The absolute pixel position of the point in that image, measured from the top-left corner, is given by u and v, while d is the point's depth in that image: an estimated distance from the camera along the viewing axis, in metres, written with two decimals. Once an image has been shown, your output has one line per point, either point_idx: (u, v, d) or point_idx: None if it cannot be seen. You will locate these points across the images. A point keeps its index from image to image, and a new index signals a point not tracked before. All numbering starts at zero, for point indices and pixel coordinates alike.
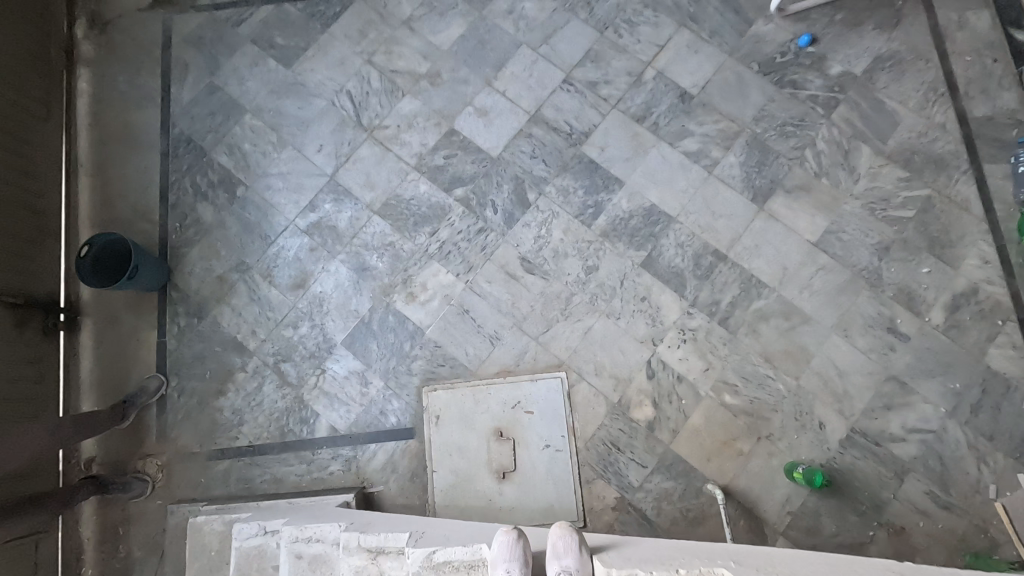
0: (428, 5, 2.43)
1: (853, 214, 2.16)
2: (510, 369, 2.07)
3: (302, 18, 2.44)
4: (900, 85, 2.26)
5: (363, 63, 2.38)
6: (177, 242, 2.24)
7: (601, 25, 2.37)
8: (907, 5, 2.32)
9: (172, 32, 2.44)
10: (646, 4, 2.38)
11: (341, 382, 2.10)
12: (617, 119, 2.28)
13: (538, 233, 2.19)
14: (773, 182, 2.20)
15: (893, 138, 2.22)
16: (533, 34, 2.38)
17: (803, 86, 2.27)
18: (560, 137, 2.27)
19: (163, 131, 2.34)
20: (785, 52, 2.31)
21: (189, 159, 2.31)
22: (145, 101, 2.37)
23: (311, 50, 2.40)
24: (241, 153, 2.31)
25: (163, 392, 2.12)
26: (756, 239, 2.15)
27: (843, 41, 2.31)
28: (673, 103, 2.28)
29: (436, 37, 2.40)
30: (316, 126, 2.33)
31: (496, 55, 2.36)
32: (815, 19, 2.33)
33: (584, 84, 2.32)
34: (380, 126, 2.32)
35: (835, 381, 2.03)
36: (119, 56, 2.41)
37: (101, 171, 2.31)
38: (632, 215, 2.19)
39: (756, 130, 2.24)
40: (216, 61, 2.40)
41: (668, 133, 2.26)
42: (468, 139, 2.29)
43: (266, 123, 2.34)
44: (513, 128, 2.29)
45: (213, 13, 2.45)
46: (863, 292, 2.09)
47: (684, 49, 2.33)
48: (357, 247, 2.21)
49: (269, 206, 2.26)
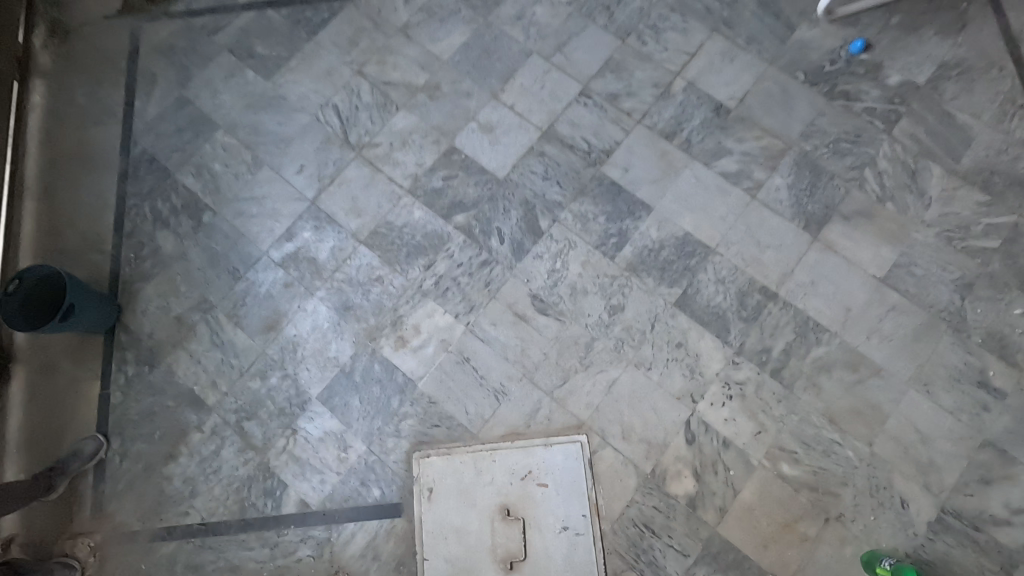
0: (427, 11, 2.17)
1: (926, 244, 1.82)
2: (518, 431, 1.72)
3: (285, 26, 2.17)
4: (971, 96, 1.95)
5: (353, 73, 2.10)
6: (130, 276, 1.92)
7: (622, 31, 2.09)
8: (971, 8, 2.03)
9: (140, 41, 2.18)
10: (672, 8, 2.11)
11: (315, 445, 1.74)
12: (642, 136, 1.97)
13: (552, 266, 1.86)
14: (828, 207, 1.87)
15: (968, 156, 1.89)
16: (545, 41, 2.10)
17: (857, 98, 1.97)
18: (577, 156, 1.97)
19: (123, 149, 2.05)
20: (834, 59, 2.01)
21: (151, 181, 2.01)
22: (105, 116, 2.09)
23: (294, 60, 2.13)
24: (210, 174, 2.01)
25: (102, 456, 1.77)
26: (811, 274, 1.81)
27: (901, 47, 2.01)
28: (707, 117, 1.98)
29: (436, 45, 2.12)
30: (297, 144, 2.03)
31: (503, 64, 2.08)
32: (866, 23, 2.05)
33: (604, 97, 2.02)
34: (370, 143, 2.02)
35: (918, 448, 1.66)
36: (79, 67, 2.15)
37: (49, 195, 2.02)
38: (663, 246, 1.86)
39: (805, 148, 1.93)
40: (188, 72, 2.13)
41: (702, 152, 1.95)
42: (470, 158, 1.98)
43: (240, 141, 2.04)
44: (522, 146, 1.99)
45: (187, 21, 2.20)
46: (945, 338, 1.74)
47: (717, 57, 2.04)
48: (340, 283, 1.88)
49: (240, 235, 1.95)
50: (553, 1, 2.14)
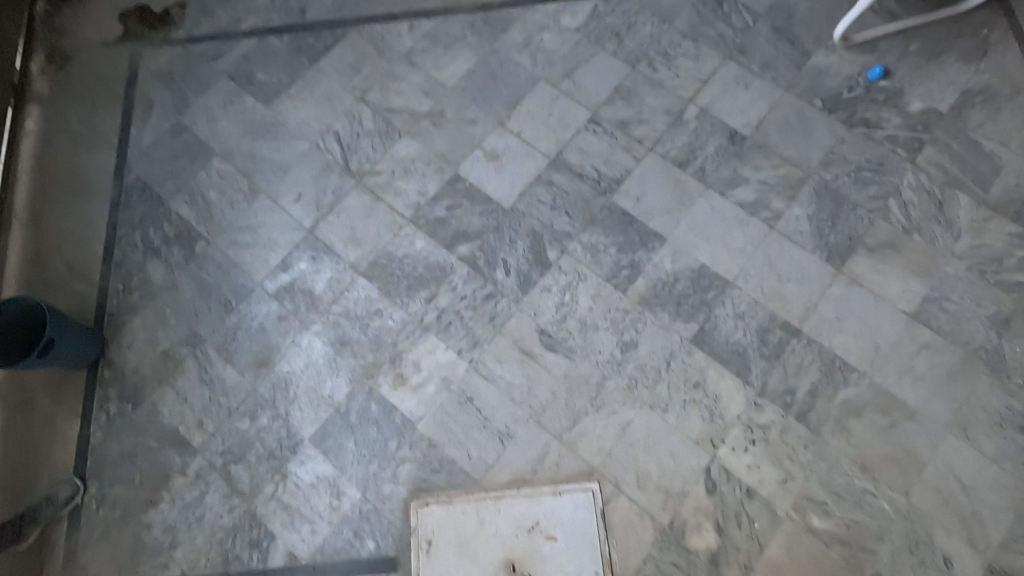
0: (432, 38, 2.12)
1: (957, 278, 1.71)
2: (525, 477, 1.59)
3: (288, 53, 2.13)
4: (997, 124, 1.87)
5: (355, 100, 2.05)
6: (117, 308, 1.83)
7: (631, 58, 2.04)
8: (992, 34, 1.97)
9: (140, 68, 2.14)
10: (683, 35, 2.06)
11: (306, 491, 1.62)
12: (654, 164, 1.90)
13: (561, 300, 1.76)
14: (852, 238, 1.78)
15: (998, 186, 1.80)
16: (553, 67, 2.05)
17: (878, 126, 1.89)
18: (587, 185, 1.89)
19: (116, 176, 1.99)
20: (852, 86, 1.95)
21: (143, 210, 1.94)
22: (99, 143, 2.03)
23: (296, 86, 2.08)
24: (205, 202, 1.94)
25: (78, 502, 1.65)
26: (836, 309, 1.71)
27: (921, 74, 1.95)
28: (722, 145, 1.91)
29: (441, 72, 2.07)
30: (296, 171, 1.96)
31: (510, 91, 2.02)
32: (884, 50, 1.99)
33: (614, 124, 1.96)
34: (371, 172, 1.95)
35: (960, 500, 1.52)
36: (75, 94, 2.10)
37: (37, 223, 1.94)
38: (678, 279, 1.76)
39: (825, 177, 1.85)
40: (187, 98, 2.08)
41: (717, 181, 1.87)
42: (475, 187, 1.91)
43: (237, 168, 1.98)
44: (529, 175, 1.91)
45: (188, 47, 2.16)
46: (983, 379, 1.62)
47: (731, 83, 1.98)
48: (337, 317, 1.79)
49: (234, 265, 1.86)
50: (561, 28, 2.10)
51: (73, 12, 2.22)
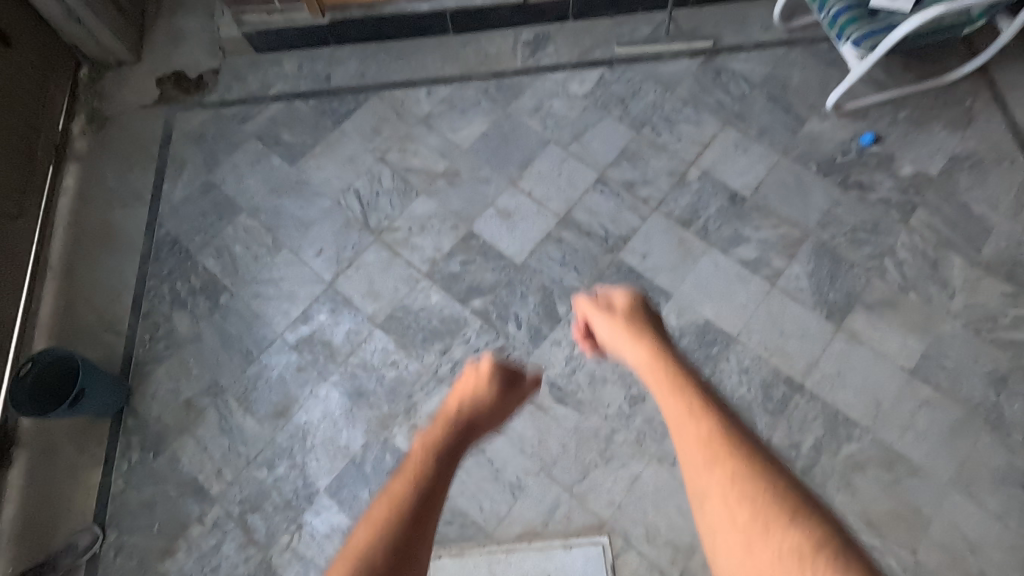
0: (449, 103, 2.26)
1: (954, 335, 1.78)
2: (536, 530, 1.62)
3: (313, 116, 2.27)
4: (985, 187, 1.97)
5: (376, 160, 2.17)
6: (143, 357, 1.90)
7: (636, 123, 2.17)
8: (977, 103, 2.10)
9: (174, 129, 2.28)
10: (685, 102, 2.19)
11: (321, 542, 1.65)
12: (659, 223, 1.99)
13: (570, 353, 1.82)
14: (851, 296, 1.85)
15: (989, 247, 1.88)
16: (562, 131, 2.17)
17: (872, 188, 1.99)
18: (595, 242, 1.98)
19: (147, 231, 2.09)
20: (846, 151, 2.06)
21: (172, 263, 2.04)
22: (133, 199, 2.15)
23: (320, 147, 2.21)
24: (230, 256, 2.04)
25: (96, 550, 1.68)
26: (838, 365, 1.76)
27: (911, 140, 2.06)
28: (723, 205, 2.00)
29: (457, 134, 2.20)
30: (318, 227, 2.07)
31: (522, 154, 2.14)
32: (875, 117, 2.11)
33: (620, 184, 2.06)
34: (389, 228, 2.05)
35: (966, 557, 1.54)
36: (112, 153, 2.23)
37: (70, 275, 2.03)
38: (683, 333, 1.83)
39: (822, 236, 1.93)
40: (217, 158, 2.21)
41: (719, 239, 1.95)
42: (489, 243, 2.00)
43: (262, 224, 2.08)
44: (540, 232, 2.01)
45: (220, 110, 2.31)
46: (984, 435, 1.66)
47: (730, 147, 2.10)
48: (354, 368, 1.85)
49: (256, 316, 1.94)
50: (570, 95, 2.24)
51: (114, 77, 2.38)
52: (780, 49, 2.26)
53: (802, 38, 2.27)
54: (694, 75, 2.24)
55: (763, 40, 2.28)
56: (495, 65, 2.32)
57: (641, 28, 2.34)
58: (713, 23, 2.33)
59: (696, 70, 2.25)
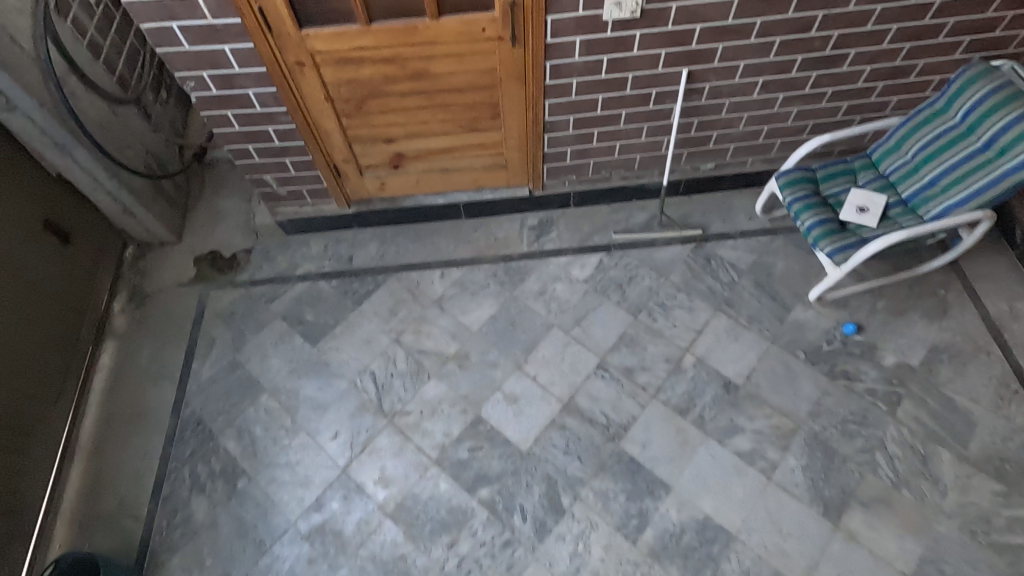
0: (460, 285, 2.46)
1: (950, 538, 1.82)
2: None
3: (335, 296, 2.47)
4: (965, 379, 2.08)
5: (391, 341, 2.33)
6: (160, 546, 1.96)
7: (634, 308, 2.34)
8: (950, 293, 2.26)
9: (206, 307, 2.47)
10: (678, 287, 2.37)
11: None
12: (658, 411, 2.10)
13: (574, 549, 1.87)
14: (845, 493, 1.91)
15: (975, 441, 1.96)
16: (564, 315, 2.34)
17: (858, 378, 2.11)
18: (597, 429, 2.08)
19: (174, 410, 2.21)
20: (831, 339, 2.20)
21: (194, 444, 2.14)
22: (163, 377, 2.30)
23: (340, 327, 2.38)
24: (251, 438, 2.14)
25: None
26: (837, 568, 1.80)
27: (892, 329, 2.20)
28: (718, 393, 2.12)
29: (467, 317, 2.37)
30: (335, 409, 2.19)
31: (527, 337, 2.30)
32: (856, 306, 2.27)
33: (620, 370, 2.20)
34: (402, 411, 2.17)
35: None
36: (148, 330, 2.41)
37: (98, 455, 2.14)
38: (684, 530, 1.88)
39: (814, 428, 2.02)
40: (244, 337, 2.38)
41: (715, 429, 2.05)
42: (496, 429, 2.11)
43: (283, 405, 2.21)
44: (545, 418, 2.12)
45: (251, 288, 2.51)
46: None
47: (722, 334, 2.25)
48: (363, 560, 1.90)
49: (271, 502, 2.01)
50: (572, 278, 2.43)
51: (156, 256, 2.61)
52: (764, 238, 2.47)
53: (783, 228, 2.49)
54: (685, 262, 2.44)
55: (748, 229, 2.50)
56: (503, 248, 2.54)
57: (636, 215, 2.58)
58: (701, 211, 2.57)
59: (687, 256, 2.45)
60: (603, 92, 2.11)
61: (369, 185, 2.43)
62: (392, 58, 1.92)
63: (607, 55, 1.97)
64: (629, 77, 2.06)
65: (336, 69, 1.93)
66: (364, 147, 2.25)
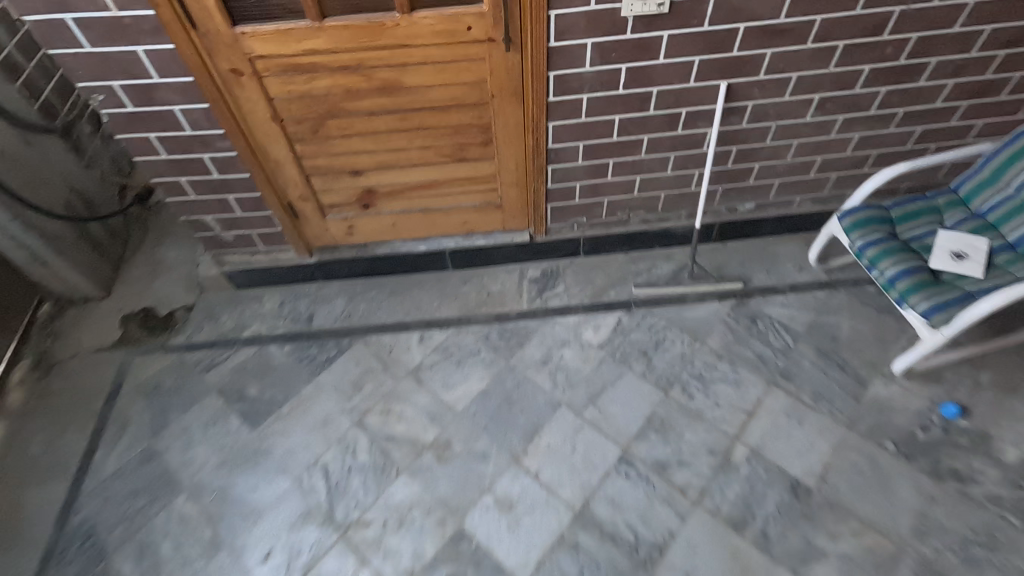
0: (443, 351, 1.97)
1: None
2: None
3: (288, 364, 1.98)
4: None
5: (352, 424, 1.82)
6: None
7: (663, 381, 1.83)
8: None
9: (126, 378, 1.98)
10: (718, 355, 1.88)
11: None
12: (703, 526, 1.55)
13: None
14: None
15: None
16: (574, 390, 1.84)
17: (973, 480, 1.56)
18: (621, 551, 1.53)
19: (61, 518, 1.68)
20: (927, 425, 1.67)
21: (79, 566, 1.60)
22: (55, 470, 1.78)
23: (288, 405, 1.88)
24: (155, 559, 1.60)
25: None
26: None
27: (1005, 411, 1.68)
28: (784, 500, 1.57)
29: (450, 392, 1.87)
30: (272, 517, 1.66)
31: (526, 419, 1.79)
32: (952, 380, 1.75)
33: (648, 465, 1.66)
34: (359, 522, 1.63)
35: None
36: (49, 408, 1.92)
37: None
38: None
39: (922, 553, 1.47)
40: (166, 417, 1.87)
41: (785, 552, 1.49)
42: (483, 550, 1.56)
43: (204, 511, 1.68)
44: (550, 534, 1.57)
45: (184, 354, 2.03)
46: None
47: (780, 416, 1.72)
48: None
49: None
50: (583, 343, 1.94)
51: (75, 315, 2.15)
52: (821, 292, 1.99)
53: (844, 280, 2.01)
54: (724, 323, 1.95)
55: (799, 282, 2.03)
56: (497, 306, 2.08)
57: (660, 265, 2.12)
58: (740, 261, 2.10)
59: (727, 316, 1.97)
60: (621, 113, 1.70)
61: (334, 229, 1.99)
62: (353, 66, 1.52)
63: (627, 64, 1.57)
64: (653, 93, 1.65)
65: (283, 79, 1.53)
66: (325, 181, 1.82)
